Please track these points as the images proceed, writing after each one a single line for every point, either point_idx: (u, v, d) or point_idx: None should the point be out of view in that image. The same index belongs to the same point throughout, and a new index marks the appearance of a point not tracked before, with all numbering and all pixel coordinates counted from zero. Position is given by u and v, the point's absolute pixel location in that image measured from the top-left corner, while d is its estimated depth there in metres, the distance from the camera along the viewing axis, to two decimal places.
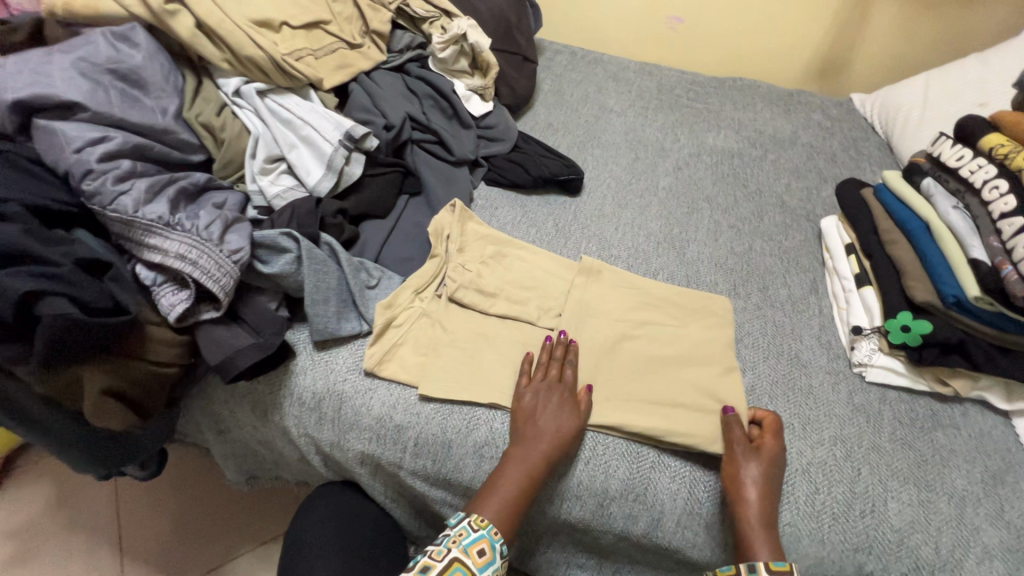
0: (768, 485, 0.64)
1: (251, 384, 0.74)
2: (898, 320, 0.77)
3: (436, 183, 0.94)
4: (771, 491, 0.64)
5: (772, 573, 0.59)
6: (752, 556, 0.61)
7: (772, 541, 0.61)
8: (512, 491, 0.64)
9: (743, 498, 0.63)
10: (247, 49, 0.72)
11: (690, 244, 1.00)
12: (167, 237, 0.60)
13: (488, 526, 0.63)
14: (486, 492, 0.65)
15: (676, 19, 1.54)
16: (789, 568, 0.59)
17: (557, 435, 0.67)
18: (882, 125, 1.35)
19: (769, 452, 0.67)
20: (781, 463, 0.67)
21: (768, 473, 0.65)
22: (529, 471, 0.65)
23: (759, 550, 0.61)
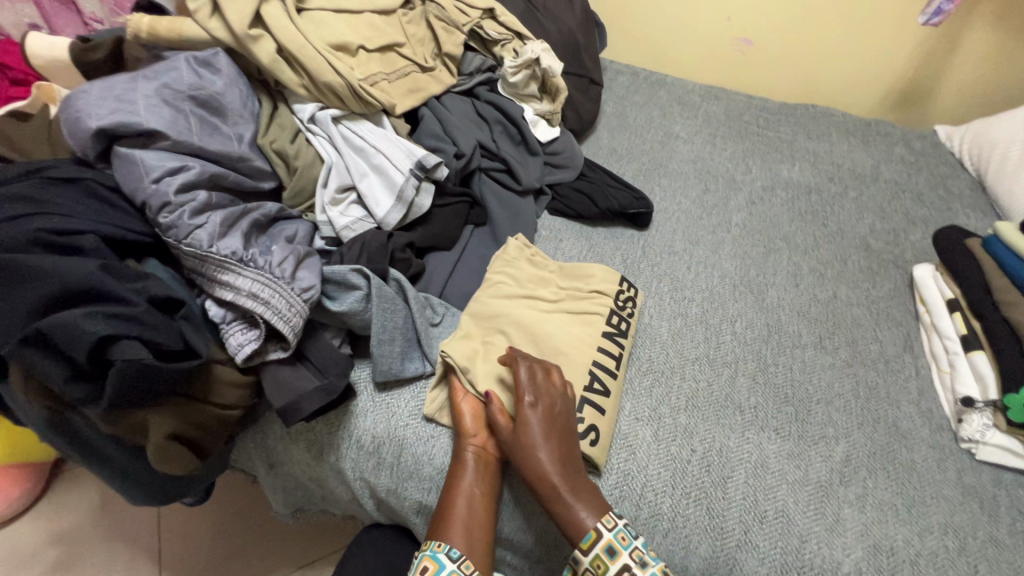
0: (557, 446, 0.62)
1: (309, 422, 0.71)
2: (1021, 396, 0.68)
3: (502, 214, 0.90)
4: (557, 449, 0.62)
5: (586, 552, 0.58)
6: (575, 534, 0.59)
7: (586, 507, 0.60)
8: (462, 505, 0.62)
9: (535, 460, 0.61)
10: (326, 76, 0.69)
11: (768, 289, 0.93)
12: (239, 274, 0.57)
13: (432, 544, 0.60)
14: (439, 513, 0.62)
15: (745, 40, 1.47)
16: (597, 536, 0.58)
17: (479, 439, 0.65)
18: (973, 162, 1.25)
19: (546, 407, 0.64)
20: (568, 427, 0.65)
21: (549, 435, 0.63)
22: (467, 479, 0.63)
23: (578, 524, 0.59)
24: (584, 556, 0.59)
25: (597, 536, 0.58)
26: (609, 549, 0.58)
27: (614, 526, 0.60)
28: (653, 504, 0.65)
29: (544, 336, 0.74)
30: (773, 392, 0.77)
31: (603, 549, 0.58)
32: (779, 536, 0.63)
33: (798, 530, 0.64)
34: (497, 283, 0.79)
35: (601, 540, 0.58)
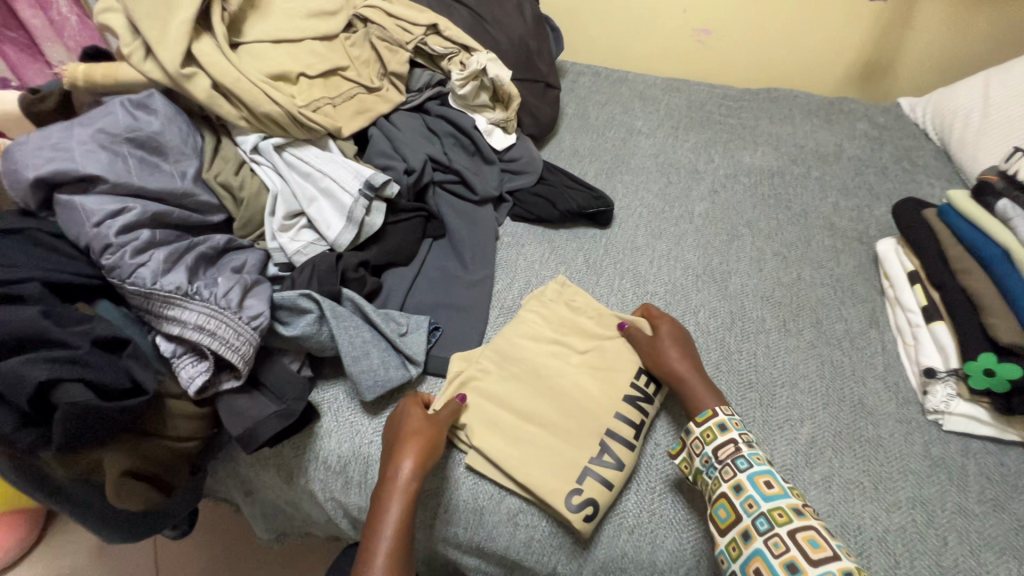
0: (680, 351, 0.72)
1: (276, 448, 0.72)
2: (980, 362, 0.68)
3: (459, 225, 0.91)
4: (684, 350, 0.73)
5: (700, 425, 0.65)
6: (694, 411, 0.67)
7: (705, 392, 0.68)
8: (385, 549, 0.58)
9: (667, 366, 0.71)
10: (263, 106, 0.70)
11: (732, 276, 0.93)
12: (185, 308, 0.58)
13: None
14: (362, 556, 0.58)
15: (703, 31, 1.48)
16: (713, 413, 0.65)
17: (414, 479, 0.61)
18: (936, 131, 1.25)
19: (668, 328, 0.75)
20: (685, 339, 0.75)
21: (675, 349, 0.73)
22: (393, 523, 0.59)
23: (698, 403, 0.67)
24: (698, 428, 0.65)
25: (713, 413, 0.65)
26: (721, 425, 0.64)
27: (729, 411, 0.65)
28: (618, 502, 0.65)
29: (504, 346, 0.75)
30: (736, 379, 0.77)
31: (715, 425, 0.64)
32: None
33: None
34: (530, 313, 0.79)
35: (716, 416, 0.65)
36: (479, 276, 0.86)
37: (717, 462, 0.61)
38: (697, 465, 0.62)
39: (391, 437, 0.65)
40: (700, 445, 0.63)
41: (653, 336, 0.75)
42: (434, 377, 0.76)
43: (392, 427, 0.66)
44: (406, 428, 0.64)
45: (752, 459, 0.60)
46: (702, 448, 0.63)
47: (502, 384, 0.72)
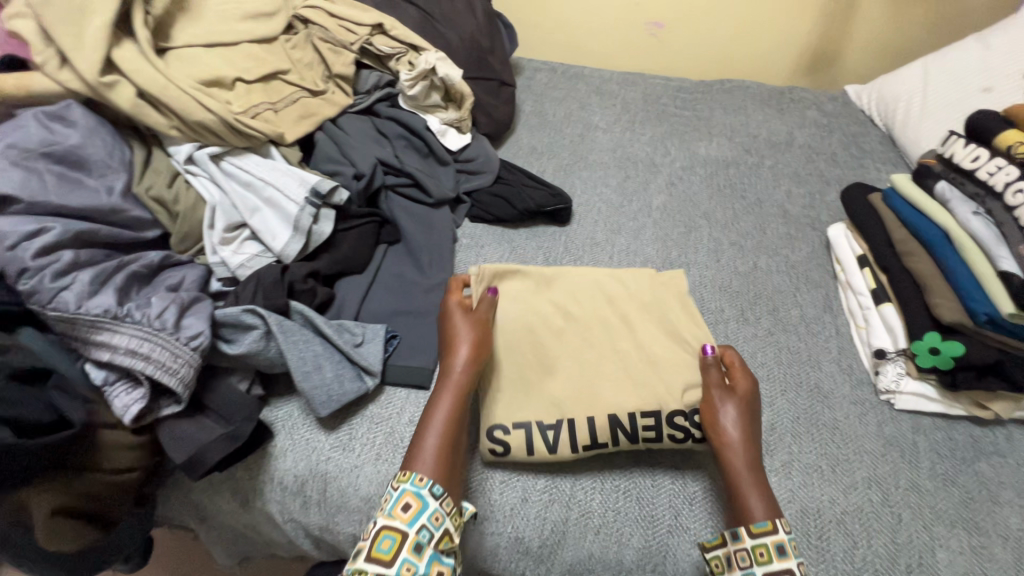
0: (746, 431, 0.63)
1: (228, 471, 0.69)
2: (927, 342, 0.70)
3: (414, 229, 0.89)
4: (750, 432, 0.63)
5: (754, 537, 0.56)
6: (744, 517, 0.58)
7: (763, 497, 0.59)
8: (439, 433, 0.61)
9: (726, 444, 0.62)
10: (195, 114, 0.67)
11: (690, 268, 0.93)
12: (115, 331, 0.55)
13: (410, 478, 0.57)
14: (418, 436, 0.61)
15: (656, 25, 1.48)
16: (772, 528, 0.56)
17: (466, 373, 0.65)
18: (881, 117, 1.28)
19: (742, 393, 0.66)
20: (754, 415, 0.65)
21: (742, 425, 0.63)
22: (448, 412, 0.62)
23: (751, 508, 0.58)
24: (750, 538, 0.56)
25: (772, 528, 0.56)
26: (780, 546, 0.55)
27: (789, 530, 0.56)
28: (584, 503, 0.65)
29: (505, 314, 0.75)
30: None
31: (773, 544, 0.55)
32: (709, 516, 0.64)
33: (716, 505, 0.65)
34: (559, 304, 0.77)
35: (774, 533, 0.56)
36: (437, 280, 0.84)
37: None
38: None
39: (442, 341, 0.69)
40: (749, 561, 0.55)
41: (728, 392, 0.66)
42: (393, 387, 0.74)
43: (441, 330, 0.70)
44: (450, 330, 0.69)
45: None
46: (750, 565, 0.55)
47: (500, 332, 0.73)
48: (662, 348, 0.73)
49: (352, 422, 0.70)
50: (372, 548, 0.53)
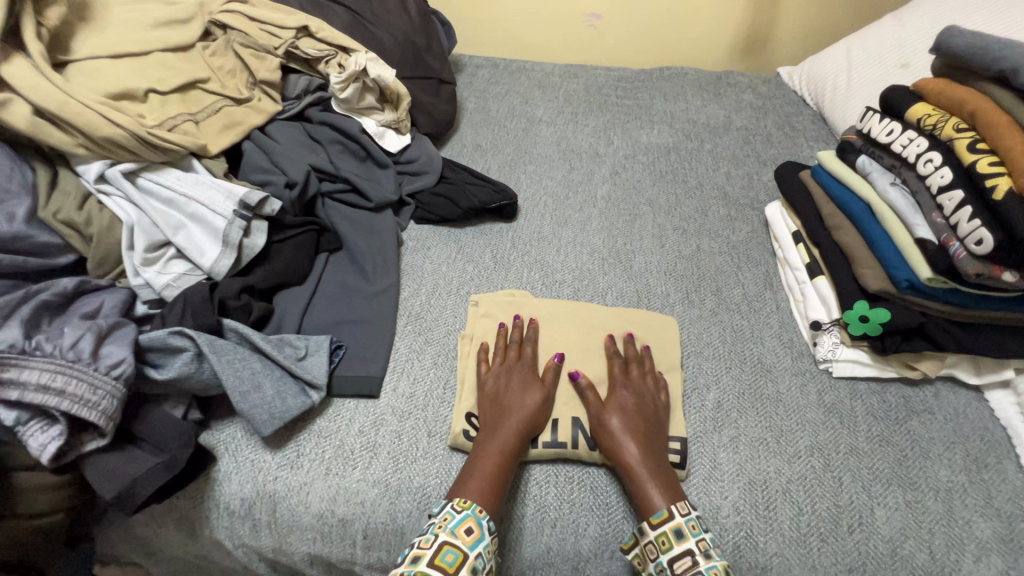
0: (638, 440, 0.64)
1: (170, 501, 0.66)
2: (856, 310, 0.74)
3: (355, 235, 0.87)
4: (642, 434, 0.65)
5: (655, 527, 0.58)
6: (645, 509, 0.60)
7: (662, 487, 0.61)
8: (494, 464, 0.62)
9: (616, 445, 0.64)
10: (102, 130, 0.63)
11: (636, 255, 0.95)
12: (24, 367, 0.51)
13: (473, 505, 0.58)
14: (468, 469, 0.62)
15: (594, 16, 1.49)
16: (669, 516, 0.58)
17: (528, 411, 0.66)
18: (811, 96, 1.33)
19: (620, 402, 0.68)
20: (650, 416, 0.67)
21: (628, 426, 0.65)
22: (506, 445, 0.63)
23: (651, 500, 0.60)
24: (652, 530, 0.58)
25: (671, 515, 0.58)
26: None
27: (686, 513, 0.59)
28: (539, 497, 0.65)
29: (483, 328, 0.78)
30: None
31: (670, 531, 0.58)
32: None
33: None
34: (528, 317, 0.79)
35: (672, 519, 0.58)
36: (381, 285, 0.83)
37: None
38: None
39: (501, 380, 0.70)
40: None
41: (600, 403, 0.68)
42: (341, 398, 0.72)
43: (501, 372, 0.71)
44: (511, 377, 0.70)
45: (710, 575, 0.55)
46: None
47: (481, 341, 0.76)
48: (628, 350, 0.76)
49: (300, 439, 0.68)
50: (436, 561, 0.55)
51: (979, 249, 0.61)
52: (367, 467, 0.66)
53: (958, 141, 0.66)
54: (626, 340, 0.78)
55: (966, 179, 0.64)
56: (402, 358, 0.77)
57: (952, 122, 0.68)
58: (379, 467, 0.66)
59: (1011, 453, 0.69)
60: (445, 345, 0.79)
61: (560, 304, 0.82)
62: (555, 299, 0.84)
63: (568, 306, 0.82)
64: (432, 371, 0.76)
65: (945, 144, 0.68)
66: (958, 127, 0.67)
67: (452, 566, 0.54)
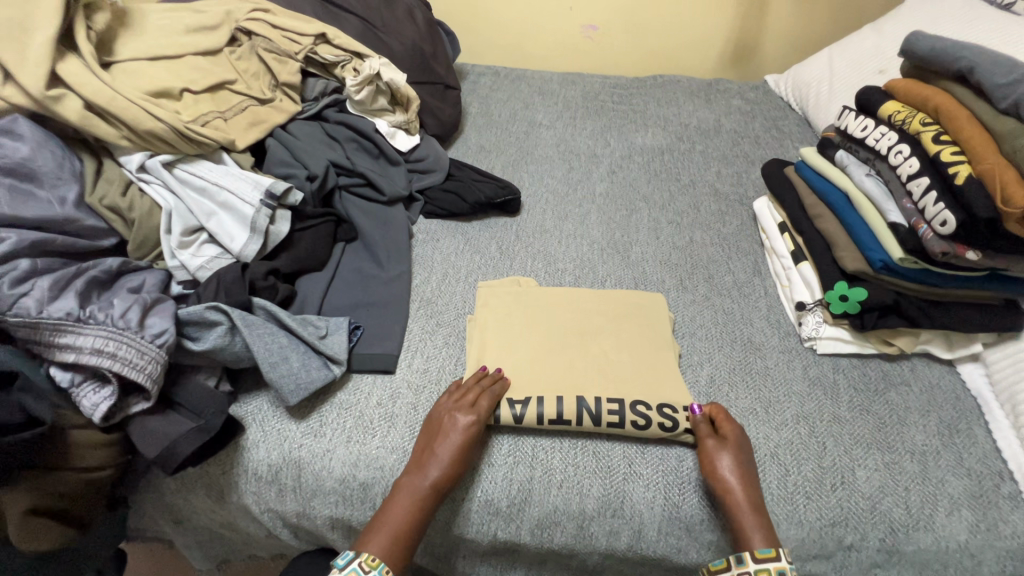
0: (746, 481, 0.65)
1: (201, 468, 0.70)
2: (836, 291, 0.80)
3: (370, 226, 0.92)
4: (748, 474, 0.66)
5: (758, 561, 0.61)
6: (747, 545, 0.62)
7: (763, 527, 0.63)
8: (402, 522, 0.63)
9: (724, 483, 0.65)
10: (145, 123, 0.69)
11: (633, 246, 1.01)
12: (79, 333, 0.57)
13: (377, 565, 0.62)
14: (376, 522, 0.64)
15: (591, 27, 1.57)
16: (775, 555, 0.61)
17: (451, 473, 0.65)
18: (797, 101, 1.41)
19: (732, 443, 0.68)
20: (750, 459, 0.68)
21: (739, 466, 0.66)
22: (417, 506, 0.64)
23: (752, 538, 0.62)
24: (754, 563, 0.61)
25: (775, 555, 0.61)
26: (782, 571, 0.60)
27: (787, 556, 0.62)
28: (544, 461, 0.70)
29: (490, 310, 0.84)
30: None
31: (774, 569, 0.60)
32: (659, 461, 0.70)
33: (663, 452, 0.71)
34: (531, 300, 0.85)
35: (777, 559, 0.61)
36: (395, 271, 0.88)
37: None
38: None
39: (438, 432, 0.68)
40: None
41: (715, 440, 0.68)
42: (359, 374, 0.77)
43: (442, 423, 0.68)
44: (451, 428, 0.67)
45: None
46: None
47: (489, 322, 0.82)
48: (624, 330, 0.82)
49: (323, 410, 0.73)
50: None
51: (944, 229, 0.67)
52: (385, 435, 0.71)
53: (924, 134, 0.73)
54: (626, 323, 0.83)
55: (932, 167, 0.71)
56: (416, 338, 0.82)
57: (918, 118, 0.75)
58: (397, 435, 0.71)
59: (981, 420, 0.75)
60: (456, 326, 0.84)
61: (562, 289, 0.88)
62: (558, 286, 0.90)
63: (569, 289, 0.88)
64: (444, 349, 0.81)
65: (913, 137, 0.75)
66: (923, 122, 0.74)
67: None
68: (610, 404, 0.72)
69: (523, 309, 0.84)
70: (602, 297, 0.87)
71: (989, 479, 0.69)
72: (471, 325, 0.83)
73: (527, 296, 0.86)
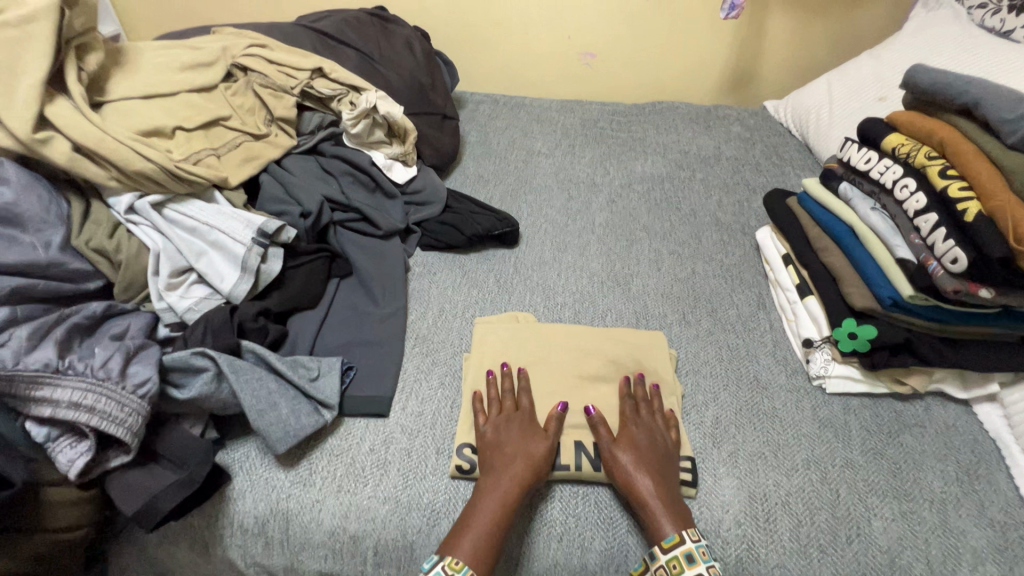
0: (651, 471, 0.65)
1: (184, 520, 0.67)
2: (844, 328, 0.77)
3: (365, 261, 0.90)
4: (646, 460, 0.66)
5: (666, 552, 0.60)
6: (655, 535, 0.61)
7: (670, 514, 0.62)
8: (488, 519, 0.61)
9: (624, 474, 0.65)
10: (134, 164, 0.68)
11: (634, 279, 0.98)
12: (57, 386, 0.54)
13: (463, 569, 0.58)
14: (460, 524, 0.62)
15: (589, 55, 1.57)
16: (680, 539, 0.60)
17: (528, 461, 0.65)
18: (797, 127, 1.40)
19: (631, 437, 0.68)
20: (660, 451, 0.68)
21: (637, 456, 0.66)
22: (501, 496, 0.63)
23: (659, 525, 0.61)
24: (663, 555, 0.60)
25: (681, 540, 0.60)
26: (689, 555, 0.59)
27: (695, 538, 0.61)
28: (545, 514, 0.66)
29: (486, 349, 0.81)
30: None
31: (682, 554, 0.59)
32: None
33: None
34: (530, 336, 0.83)
35: (683, 544, 0.60)
36: (390, 308, 0.86)
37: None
38: None
39: (502, 430, 0.69)
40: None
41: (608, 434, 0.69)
42: (351, 418, 0.74)
43: (500, 420, 0.70)
44: (512, 421, 0.70)
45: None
46: None
47: (485, 361, 0.79)
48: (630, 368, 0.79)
49: (312, 457, 0.70)
50: None
51: (955, 267, 0.65)
52: (377, 484, 0.68)
53: (930, 168, 0.71)
54: (628, 364, 0.80)
55: (940, 203, 0.69)
56: (411, 379, 0.79)
57: (923, 151, 0.73)
58: (389, 483, 0.68)
59: (1001, 465, 0.71)
60: (451, 365, 0.82)
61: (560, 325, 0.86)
62: (557, 323, 0.87)
63: (566, 326, 0.85)
64: (440, 390, 0.78)
65: (919, 171, 0.73)
66: (929, 155, 0.72)
67: None
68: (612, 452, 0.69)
69: (519, 346, 0.81)
70: (602, 335, 0.84)
71: (1014, 530, 0.65)
72: (468, 365, 0.80)
73: (525, 331, 0.83)
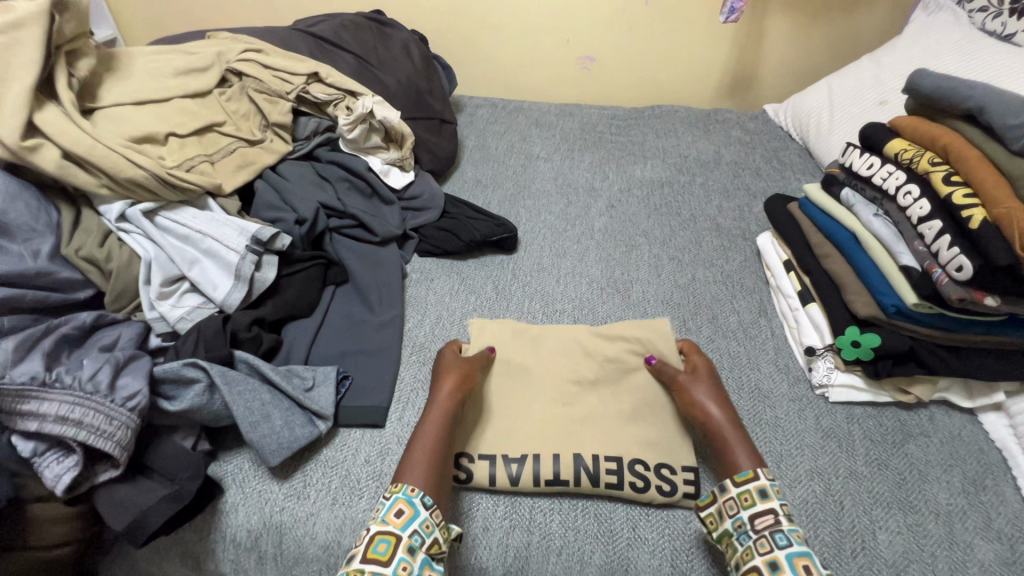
0: (728, 410, 0.70)
1: (175, 534, 0.66)
2: (847, 336, 0.76)
3: (361, 268, 0.89)
4: (723, 401, 0.71)
5: (739, 486, 0.62)
6: (731, 469, 0.64)
7: (748, 450, 0.66)
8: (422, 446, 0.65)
9: (706, 412, 0.70)
10: (126, 171, 0.67)
11: (634, 285, 0.97)
12: (43, 399, 0.53)
13: (403, 488, 0.60)
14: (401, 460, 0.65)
15: (588, 58, 1.57)
16: (754, 475, 0.62)
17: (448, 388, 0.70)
18: (797, 131, 1.39)
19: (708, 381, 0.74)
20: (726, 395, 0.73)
21: (716, 395, 0.72)
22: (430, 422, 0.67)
23: (739, 460, 0.65)
24: (735, 488, 0.62)
25: (754, 476, 0.62)
26: (762, 490, 0.61)
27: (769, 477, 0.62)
28: (543, 526, 0.65)
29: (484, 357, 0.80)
30: None
31: (755, 489, 0.61)
32: (666, 525, 0.66)
33: (671, 515, 0.67)
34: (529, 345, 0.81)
35: (756, 480, 0.62)
36: (387, 316, 0.85)
37: (754, 531, 0.58)
38: (727, 526, 0.60)
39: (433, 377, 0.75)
40: (736, 507, 0.60)
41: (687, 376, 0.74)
42: (347, 428, 0.73)
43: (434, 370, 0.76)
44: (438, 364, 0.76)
45: (792, 536, 0.57)
46: (738, 510, 0.60)
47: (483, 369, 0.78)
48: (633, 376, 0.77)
49: (306, 469, 0.68)
50: (370, 552, 0.55)
51: (959, 274, 0.64)
52: (373, 497, 0.66)
53: (934, 174, 0.70)
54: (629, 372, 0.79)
55: (944, 210, 0.68)
56: (407, 389, 0.78)
57: (927, 156, 0.72)
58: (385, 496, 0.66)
59: (1008, 477, 0.70)
60: None
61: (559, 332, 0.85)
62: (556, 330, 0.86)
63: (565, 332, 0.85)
64: None
65: (922, 177, 0.72)
66: (932, 161, 0.71)
67: (385, 555, 0.55)
68: (612, 464, 0.67)
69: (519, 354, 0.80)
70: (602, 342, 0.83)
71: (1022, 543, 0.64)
72: None
73: (524, 338, 0.82)
